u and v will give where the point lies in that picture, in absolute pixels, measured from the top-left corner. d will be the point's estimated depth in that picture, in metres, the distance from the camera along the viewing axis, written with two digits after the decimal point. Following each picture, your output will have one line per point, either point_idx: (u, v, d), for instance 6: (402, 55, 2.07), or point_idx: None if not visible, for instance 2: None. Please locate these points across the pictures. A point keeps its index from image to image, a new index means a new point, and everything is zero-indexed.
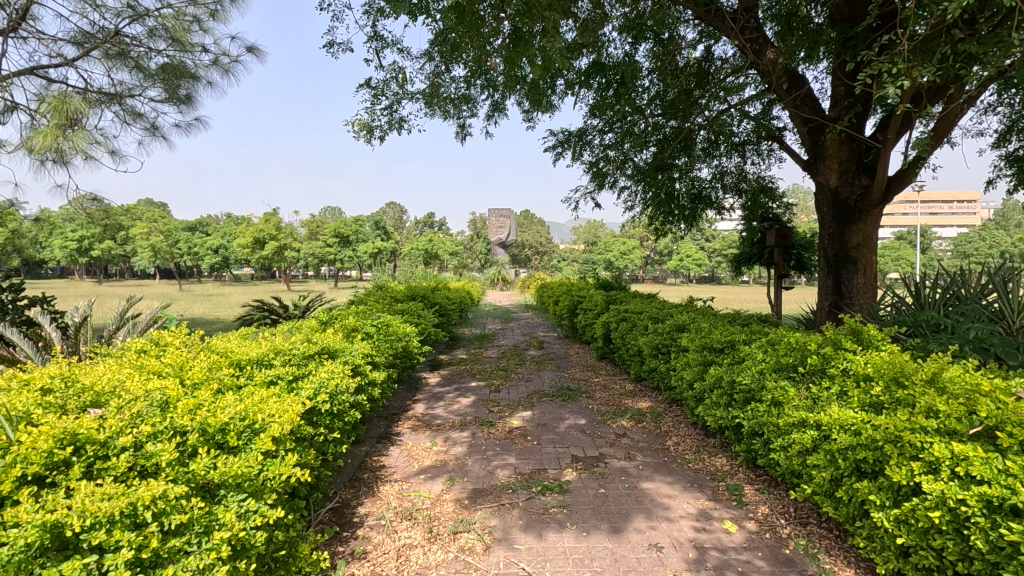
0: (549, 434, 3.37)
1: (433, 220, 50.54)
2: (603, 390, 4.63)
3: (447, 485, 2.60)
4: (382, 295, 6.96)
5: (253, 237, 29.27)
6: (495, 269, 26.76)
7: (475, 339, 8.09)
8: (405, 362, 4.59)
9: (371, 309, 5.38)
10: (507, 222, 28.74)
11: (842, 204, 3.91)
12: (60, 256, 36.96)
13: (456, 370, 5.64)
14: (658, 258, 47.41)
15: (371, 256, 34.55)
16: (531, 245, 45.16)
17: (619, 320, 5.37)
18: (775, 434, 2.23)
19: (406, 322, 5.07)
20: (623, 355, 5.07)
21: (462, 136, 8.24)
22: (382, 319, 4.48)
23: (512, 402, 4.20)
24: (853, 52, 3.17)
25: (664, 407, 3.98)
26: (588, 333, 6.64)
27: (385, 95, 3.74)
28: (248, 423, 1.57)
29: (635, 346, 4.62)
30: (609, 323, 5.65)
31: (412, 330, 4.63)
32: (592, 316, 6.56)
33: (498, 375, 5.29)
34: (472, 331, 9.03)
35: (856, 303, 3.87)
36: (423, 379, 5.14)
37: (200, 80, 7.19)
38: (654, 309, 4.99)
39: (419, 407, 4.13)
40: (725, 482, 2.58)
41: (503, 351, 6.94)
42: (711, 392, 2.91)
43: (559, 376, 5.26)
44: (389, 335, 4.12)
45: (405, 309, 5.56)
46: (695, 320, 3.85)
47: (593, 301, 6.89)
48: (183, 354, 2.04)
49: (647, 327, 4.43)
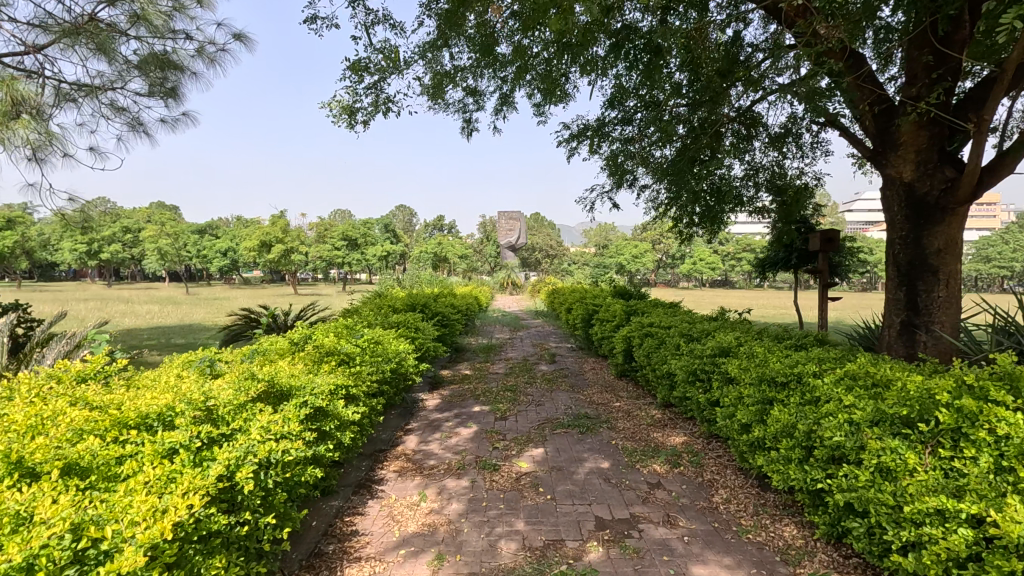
0: (565, 484, 2.73)
1: (443, 223, 50.21)
2: (626, 419, 3.98)
3: (433, 568, 1.97)
4: (378, 305, 6.36)
5: (260, 241, 28.98)
6: (505, 273, 26.28)
7: (482, 352, 7.46)
8: (396, 386, 3.98)
9: (361, 322, 4.77)
10: (517, 225, 28.29)
11: (919, 202, 3.23)
12: (69, 259, 36.97)
13: (458, 390, 5.02)
14: (671, 262, 46.58)
15: (380, 260, 34.19)
16: (541, 248, 44.63)
17: (644, 336, 4.71)
18: (888, 520, 1.58)
19: (400, 338, 4.46)
20: (649, 376, 4.42)
21: (469, 132, 7.65)
22: (369, 336, 3.87)
23: (521, 436, 3.56)
24: (952, 7, 2.50)
25: (702, 444, 3.33)
26: (606, 347, 6.00)
27: (370, 72, 3.10)
28: (81, 548, 0.97)
29: (665, 369, 3.96)
30: (631, 338, 4.99)
31: (404, 349, 4.03)
32: (610, 328, 5.91)
33: (506, 397, 4.66)
34: (478, 341, 8.42)
35: (937, 321, 3.18)
36: (420, 402, 4.53)
37: (185, 71, 6.70)
38: (685, 325, 4.33)
39: (411, 440, 3.51)
40: (803, 569, 1.92)
41: (511, 366, 6.31)
42: (775, 442, 2.27)
43: (574, 400, 4.62)
44: (375, 356, 3.52)
45: (401, 322, 4.97)
46: (741, 343, 3.20)
47: (611, 310, 6.24)
48: (52, 409, 1.45)
49: (680, 348, 3.78)
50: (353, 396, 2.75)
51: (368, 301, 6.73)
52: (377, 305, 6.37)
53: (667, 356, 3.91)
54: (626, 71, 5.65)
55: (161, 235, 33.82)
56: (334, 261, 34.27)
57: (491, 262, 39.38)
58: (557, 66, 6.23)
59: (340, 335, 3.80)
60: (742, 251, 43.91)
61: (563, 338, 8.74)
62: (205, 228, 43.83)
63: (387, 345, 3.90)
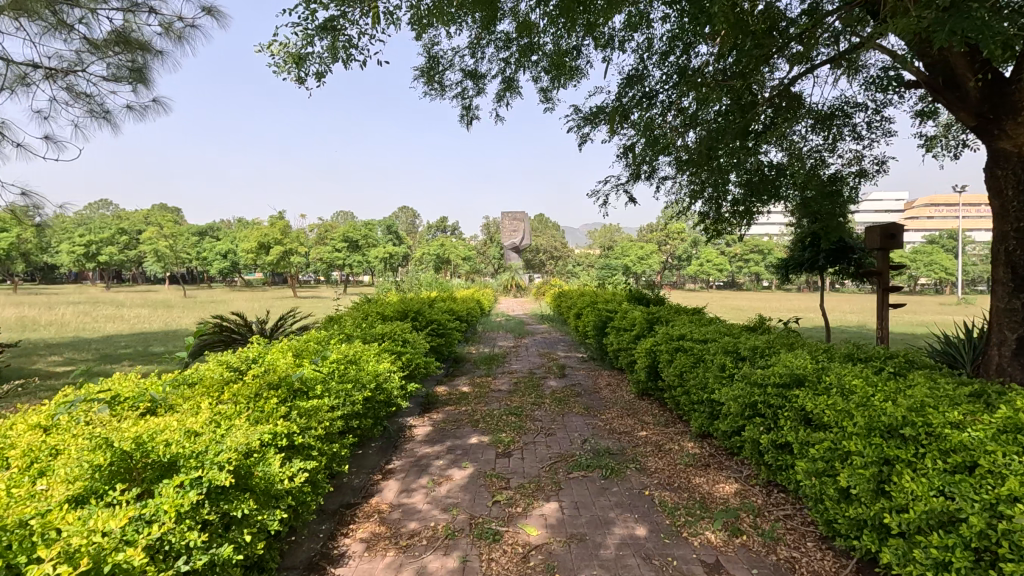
0: (592, 568, 1.99)
1: (445, 225, 49.58)
2: (658, 456, 3.23)
3: None
4: (366, 313, 5.62)
5: (259, 242, 28.30)
6: (508, 275, 25.59)
7: (482, 363, 6.72)
8: (375, 416, 3.24)
9: (339, 335, 4.05)
10: (521, 225, 27.61)
11: None
12: (67, 262, 36.40)
13: (453, 413, 4.29)
14: (677, 263, 45.81)
15: (382, 262, 33.52)
16: (546, 249, 43.97)
17: (674, 351, 3.95)
18: None
19: (383, 357, 3.72)
20: (682, 400, 3.67)
21: (468, 120, 6.97)
22: (339, 355, 3.13)
23: (529, 483, 2.81)
24: None
25: (761, 497, 2.58)
26: (623, 360, 5.26)
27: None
28: None
29: (707, 396, 3.20)
30: (657, 353, 4.23)
31: (386, 369, 3.30)
32: (629, 340, 5.17)
33: (510, 424, 3.91)
34: (479, 351, 7.67)
35: None
36: (406, 430, 3.80)
37: (154, 52, 6.02)
38: (728, 339, 3.57)
39: (390, 489, 2.78)
40: None
41: (516, 382, 5.56)
42: (907, 525, 1.54)
43: (591, 427, 3.88)
44: (343, 382, 2.78)
45: (387, 334, 4.23)
46: (818, 364, 2.45)
47: (628, 318, 5.49)
48: None
49: (730, 371, 3.02)
50: (296, 446, 2.01)
51: (356, 308, 6.00)
52: (364, 313, 5.63)
53: (710, 379, 3.16)
54: (648, 43, 4.96)
55: (159, 237, 33.19)
56: (335, 263, 33.60)
57: (495, 263, 38.69)
58: (568, 41, 5.53)
59: (304, 355, 3.07)
60: (750, 252, 43.10)
61: (572, 347, 7.97)
62: (205, 229, 43.24)
63: (361, 367, 3.15)
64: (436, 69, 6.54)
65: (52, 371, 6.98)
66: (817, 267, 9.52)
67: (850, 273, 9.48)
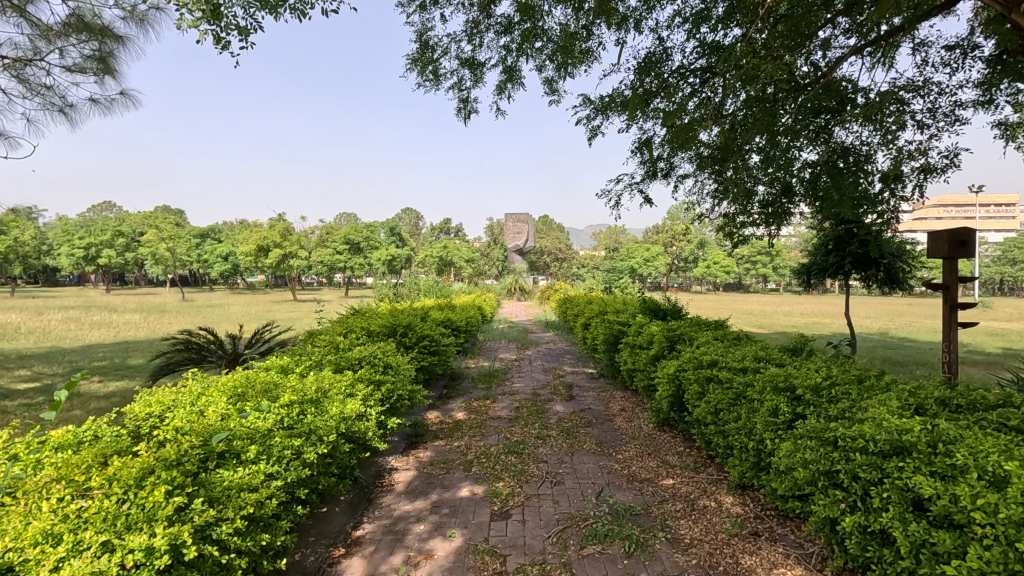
0: None
1: (449, 227, 49.05)
2: (691, 520, 2.59)
3: None
4: (349, 328, 5.00)
5: (257, 245, 27.67)
6: (512, 278, 25.01)
7: (481, 381, 6.08)
8: (337, 472, 2.60)
9: (305, 363, 3.41)
10: (525, 227, 27.02)
11: None
12: (67, 264, 36.02)
13: (443, 451, 3.66)
14: (684, 266, 45.08)
15: (384, 265, 32.96)
16: (551, 252, 43.43)
17: (706, 382, 3.27)
18: None
19: (353, 393, 3.08)
20: (718, 442, 3.03)
21: (464, 113, 6.37)
22: (291, 396, 2.49)
23: (530, 566, 2.18)
24: None
25: None
26: (640, 383, 4.62)
27: None
28: None
29: (752, 444, 2.54)
30: (684, 382, 3.55)
31: (353, 410, 2.66)
32: (646, 361, 4.52)
33: (508, 469, 3.27)
34: (478, 365, 7.04)
35: None
36: (385, 477, 3.18)
37: (120, 40, 5.46)
38: (774, 369, 2.90)
39: (351, 574, 2.15)
40: None
41: (517, 406, 4.91)
42: None
43: (606, 472, 3.24)
44: (288, 437, 2.14)
45: (364, 359, 3.60)
46: (923, 422, 1.80)
47: (644, 335, 4.85)
48: None
49: (785, 417, 2.36)
50: (189, 561, 1.38)
51: (340, 322, 5.38)
52: (346, 329, 5.01)
53: (758, 424, 2.50)
54: (668, 21, 4.35)
55: (159, 239, 32.67)
56: (336, 266, 33.07)
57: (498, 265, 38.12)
58: (576, 22, 4.93)
59: (247, 397, 2.45)
60: (757, 253, 42.35)
61: (579, 361, 7.32)
62: (206, 232, 42.78)
63: (319, 411, 2.51)
64: (430, 57, 5.93)
65: (12, 389, 6.38)
66: (843, 273, 8.84)
67: (878, 279, 8.80)
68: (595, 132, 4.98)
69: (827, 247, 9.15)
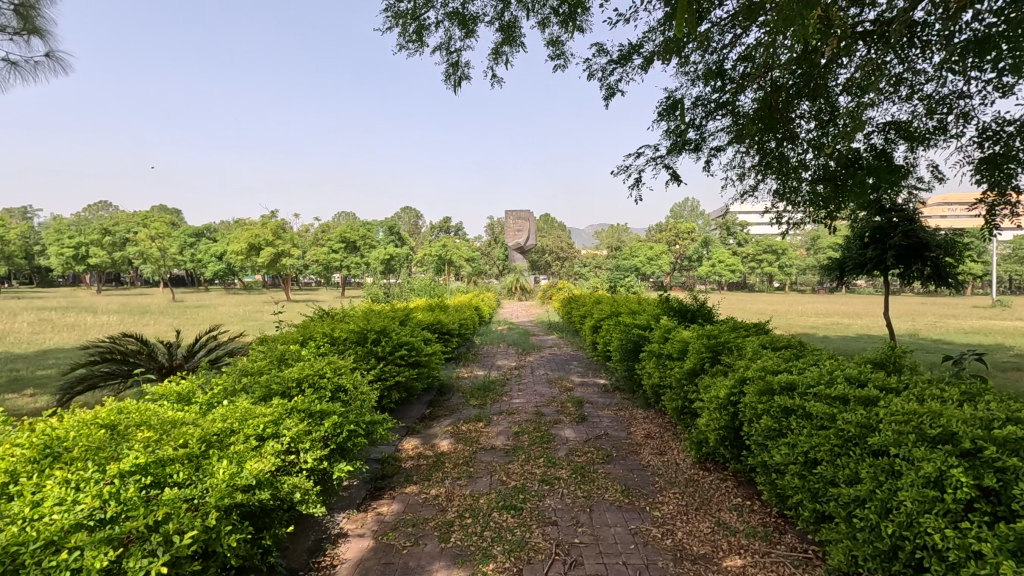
0: None
1: (449, 225, 48.23)
2: None
3: None
4: (308, 335, 4.04)
5: (249, 244, 26.64)
6: (513, 277, 24.12)
7: (474, 395, 5.11)
8: (230, 570, 1.65)
9: (222, 387, 2.46)
10: (525, 225, 26.15)
11: None
12: (56, 264, 35.08)
13: (414, 503, 2.70)
14: (688, 265, 44.17)
15: (381, 265, 32.07)
16: (552, 251, 42.59)
17: (783, 415, 2.29)
18: None
19: (274, 437, 2.12)
20: (810, 506, 2.07)
21: (455, 83, 5.44)
22: (149, 454, 1.55)
23: None
24: None
25: None
26: (671, 404, 3.67)
27: None
28: None
29: (887, 534, 1.58)
30: (746, 413, 2.58)
31: (257, 472, 1.71)
32: (680, 376, 3.55)
33: (502, 539, 2.30)
34: (472, 374, 6.08)
35: None
36: (324, 552, 2.21)
37: None
38: (900, 402, 1.93)
39: None
40: None
41: (517, 430, 3.94)
42: None
43: (642, 544, 2.27)
44: (99, 546, 1.19)
45: (308, 377, 2.65)
46: None
47: (674, 344, 3.88)
48: None
49: (967, 497, 1.40)
50: None
51: (300, 327, 4.41)
52: (305, 337, 4.05)
53: (903, 500, 1.54)
54: None
55: (149, 238, 31.65)
56: (332, 265, 32.16)
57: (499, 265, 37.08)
58: None
59: (75, 459, 1.50)
60: (763, 251, 41.38)
61: (588, 370, 6.34)
62: (201, 231, 41.99)
63: (194, 478, 1.56)
64: (412, 13, 4.98)
65: None
66: (883, 267, 7.81)
67: (924, 275, 7.75)
68: (612, 90, 4.05)
69: (864, 239, 8.13)
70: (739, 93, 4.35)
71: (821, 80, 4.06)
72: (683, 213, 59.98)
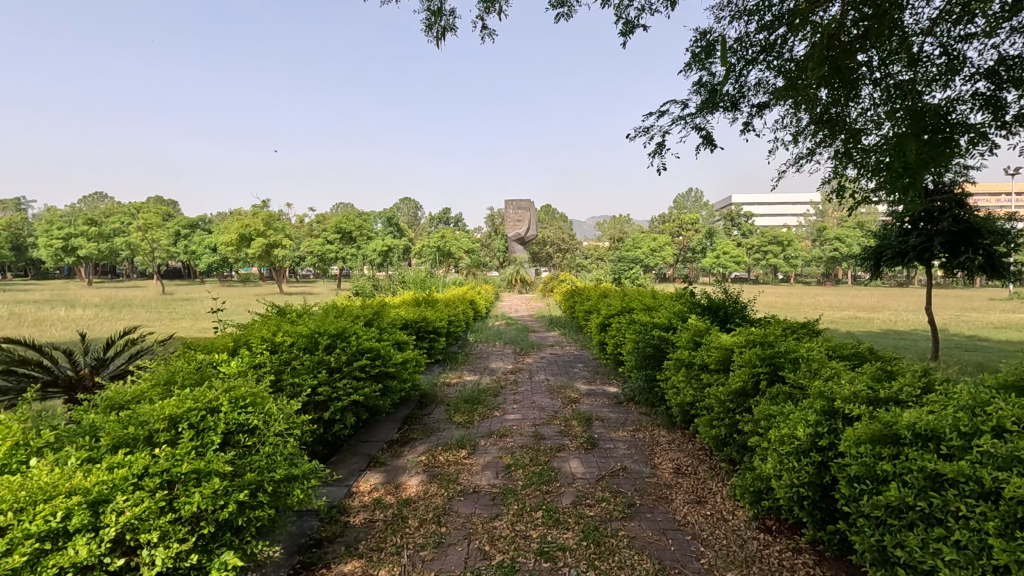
0: None
1: (448, 216, 47.37)
2: None
3: None
4: (246, 340, 3.18)
5: (240, 234, 25.66)
6: (512, 269, 23.24)
7: (461, 408, 4.24)
8: None
9: (45, 438, 1.59)
10: (526, 215, 25.22)
11: None
12: (46, 256, 34.22)
13: None
14: (693, 256, 43.25)
15: (381, 256, 31.20)
16: (553, 242, 41.78)
17: (930, 487, 1.42)
18: None
19: (85, 538, 1.27)
20: None
21: (438, 37, 4.57)
22: None
23: None
24: None
25: None
26: (711, 433, 2.81)
27: None
28: None
29: None
30: (847, 471, 1.70)
31: None
32: (722, 398, 2.69)
33: None
34: (460, 381, 5.22)
35: None
36: None
37: None
38: None
39: None
40: None
41: (510, 463, 3.07)
42: None
43: None
44: None
45: (192, 412, 1.78)
46: None
47: (710, 354, 3.02)
48: None
49: None
50: None
51: (241, 327, 3.53)
52: (242, 343, 3.18)
53: None
54: None
55: (138, 228, 30.62)
56: (327, 257, 31.26)
57: (499, 256, 36.14)
58: None
59: None
60: (769, 242, 40.38)
61: (596, 375, 5.48)
62: (195, 222, 41.12)
63: None
64: None
65: None
66: (927, 257, 6.91)
67: (974, 265, 6.76)
68: (632, 25, 3.16)
69: (904, 226, 7.23)
70: (789, 34, 3.46)
71: (898, 14, 3.16)
72: (686, 204, 58.97)
